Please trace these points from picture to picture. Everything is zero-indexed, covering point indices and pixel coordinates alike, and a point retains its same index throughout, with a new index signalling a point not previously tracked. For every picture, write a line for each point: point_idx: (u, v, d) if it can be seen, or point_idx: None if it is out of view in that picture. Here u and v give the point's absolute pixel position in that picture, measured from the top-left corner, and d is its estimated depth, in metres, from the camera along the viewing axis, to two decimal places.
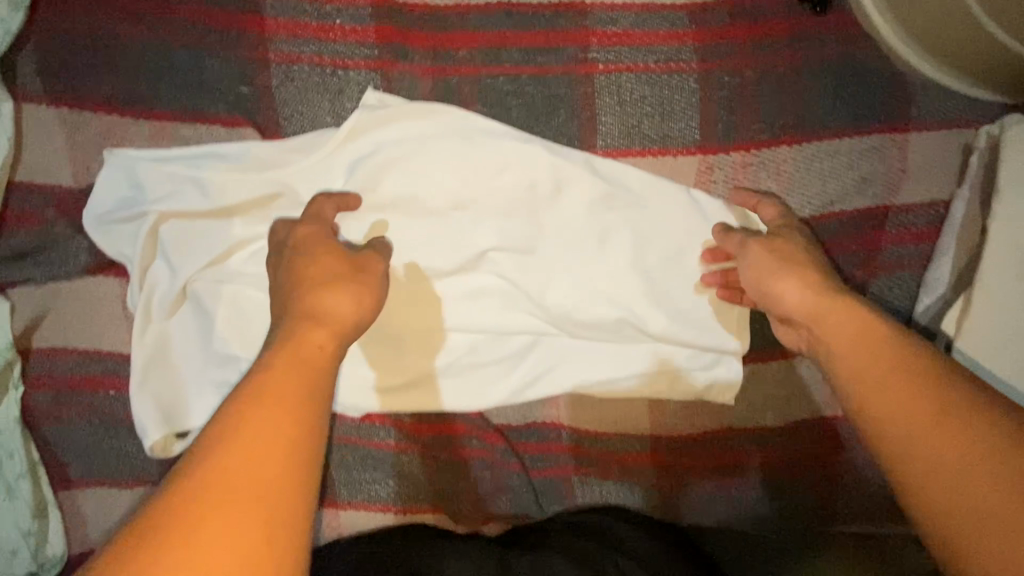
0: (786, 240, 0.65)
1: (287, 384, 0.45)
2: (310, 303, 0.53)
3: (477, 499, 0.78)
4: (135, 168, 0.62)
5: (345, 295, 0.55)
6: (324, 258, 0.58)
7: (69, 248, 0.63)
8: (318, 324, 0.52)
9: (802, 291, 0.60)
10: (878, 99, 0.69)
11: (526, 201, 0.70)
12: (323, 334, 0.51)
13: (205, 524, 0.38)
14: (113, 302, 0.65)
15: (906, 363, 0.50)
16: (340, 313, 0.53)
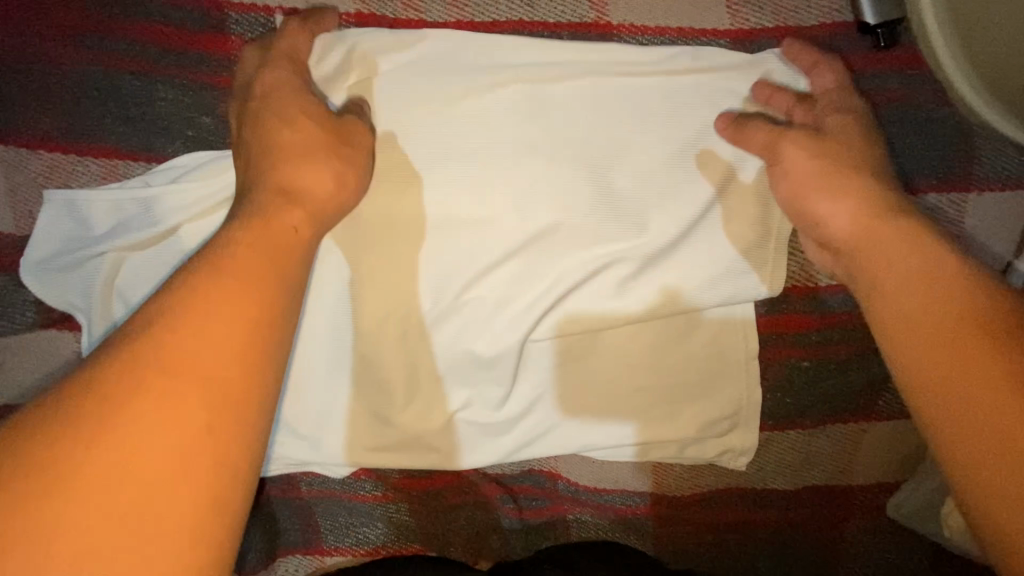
0: (840, 140, 0.54)
1: (251, 265, 0.42)
2: (287, 174, 0.49)
3: (467, 543, 0.77)
4: (82, 207, 0.54)
5: (324, 173, 0.50)
6: (301, 120, 0.51)
7: (17, 300, 0.56)
8: (296, 206, 0.48)
9: (856, 211, 0.52)
10: (937, 153, 0.61)
11: (533, 250, 0.61)
12: (298, 215, 0.48)
13: (135, 414, 0.34)
14: (69, 358, 0.58)
15: (952, 302, 0.44)
16: (315, 193, 0.50)
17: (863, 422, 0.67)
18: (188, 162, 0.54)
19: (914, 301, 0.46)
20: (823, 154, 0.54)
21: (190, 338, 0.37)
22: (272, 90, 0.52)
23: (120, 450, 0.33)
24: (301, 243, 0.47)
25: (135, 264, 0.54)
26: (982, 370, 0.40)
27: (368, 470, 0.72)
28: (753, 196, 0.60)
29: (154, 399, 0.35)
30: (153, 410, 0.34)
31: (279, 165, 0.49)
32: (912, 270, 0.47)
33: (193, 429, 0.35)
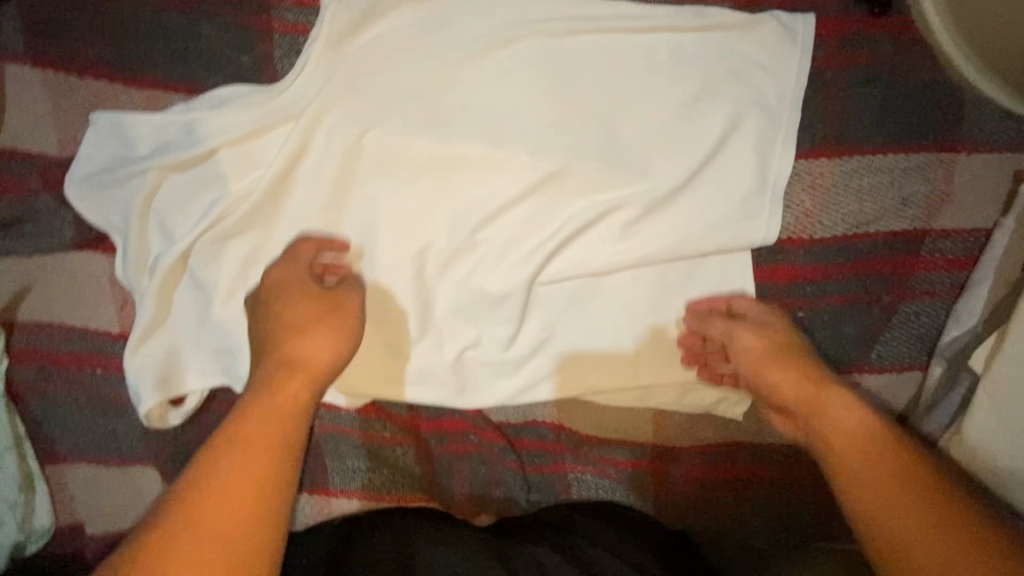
0: (758, 345, 0.64)
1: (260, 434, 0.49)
2: (286, 350, 0.56)
3: (469, 495, 0.78)
4: (127, 127, 0.57)
5: (319, 341, 0.56)
6: (298, 301, 0.58)
7: (54, 220, 0.59)
8: (297, 371, 0.54)
9: (800, 381, 0.61)
10: (929, 113, 0.64)
11: (544, 198, 0.65)
12: (299, 382, 0.54)
13: (207, 501, 0.45)
14: (103, 279, 0.62)
15: (903, 475, 0.52)
16: (315, 366, 0.55)
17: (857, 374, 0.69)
18: (228, 92, 0.59)
19: (847, 420, 0.57)
20: (764, 351, 0.64)
21: (235, 445, 0.48)
22: (277, 286, 0.59)
23: (180, 554, 0.43)
24: (296, 421, 0.52)
25: (176, 184, 0.59)
26: (904, 492, 0.51)
27: (380, 409, 0.75)
28: (752, 151, 0.63)
29: (216, 505, 0.45)
30: (211, 518, 0.45)
31: (286, 342, 0.56)
32: (855, 430, 0.56)
33: (241, 518, 0.45)
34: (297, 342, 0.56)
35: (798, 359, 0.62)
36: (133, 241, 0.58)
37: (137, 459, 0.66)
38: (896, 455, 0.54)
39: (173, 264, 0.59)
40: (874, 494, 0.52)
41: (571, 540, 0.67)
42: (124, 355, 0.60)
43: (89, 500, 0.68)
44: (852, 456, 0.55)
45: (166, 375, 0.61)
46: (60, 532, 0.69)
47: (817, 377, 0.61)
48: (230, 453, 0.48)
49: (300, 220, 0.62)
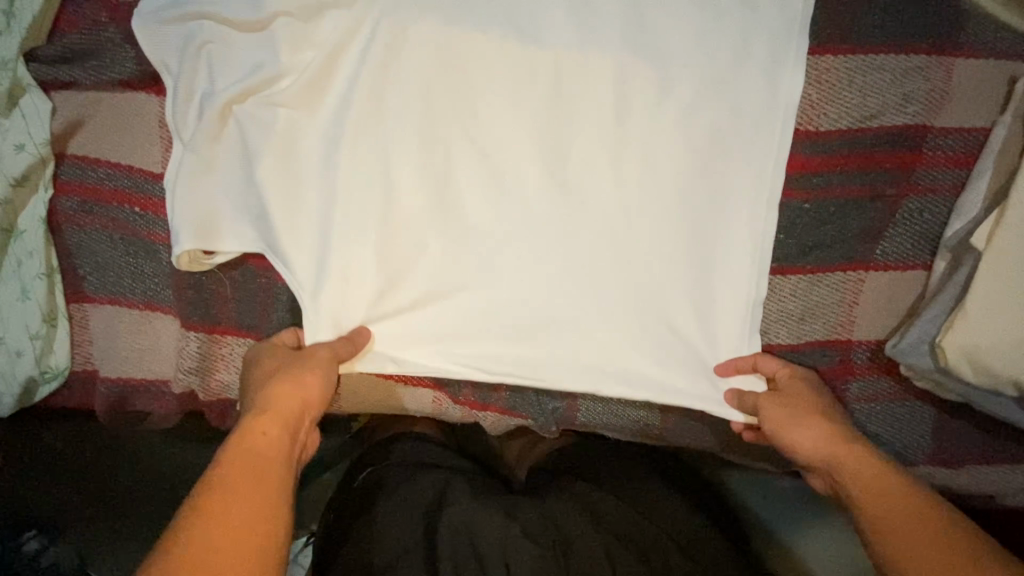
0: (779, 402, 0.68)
1: (256, 472, 0.55)
2: (274, 388, 0.61)
3: (475, 384, 0.78)
4: None
5: (308, 380, 0.62)
6: (287, 354, 0.66)
7: (115, 56, 0.64)
8: (270, 414, 0.59)
9: (824, 437, 0.64)
10: (927, 19, 0.68)
11: (567, 82, 0.68)
12: (271, 424, 0.59)
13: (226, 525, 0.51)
14: (150, 119, 0.66)
15: (923, 519, 0.56)
16: (300, 400, 0.61)
17: (860, 269, 0.72)
18: None
19: (864, 470, 0.61)
20: (784, 417, 0.67)
21: (249, 456, 0.56)
22: (273, 349, 0.66)
23: (212, 552, 0.49)
24: (271, 444, 0.58)
25: (228, 39, 0.64)
26: (908, 522, 0.56)
27: None
28: (763, 48, 0.69)
29: (234, 509, 0.52)
30: (234, 528, 0.51)
31: (274, 390, 0.61)
32: (867, 477, 0.61)
33: (260, 515, 0.53)
34: (285, 388, 0.61)
35: (825, 422, 0.65)
36: (185, 83, 0.63)
37: (160, 304, 0.68)
38: (894, 492, 0.58)
39: (220, 110, 0.64)
40: (902, 549, 0.55)
41: (582, 488, 0.79)
42: (176, 243, 0.63)
43: (107, 345, 0.69)
44: (868, 496, 0.59)
45: (201, 210, 0.65)
46: (75, 377, 0.70)
47: (841, 434, 0.64)
48: (241, 465, 0.55)
49: (341, 81, 0.67)
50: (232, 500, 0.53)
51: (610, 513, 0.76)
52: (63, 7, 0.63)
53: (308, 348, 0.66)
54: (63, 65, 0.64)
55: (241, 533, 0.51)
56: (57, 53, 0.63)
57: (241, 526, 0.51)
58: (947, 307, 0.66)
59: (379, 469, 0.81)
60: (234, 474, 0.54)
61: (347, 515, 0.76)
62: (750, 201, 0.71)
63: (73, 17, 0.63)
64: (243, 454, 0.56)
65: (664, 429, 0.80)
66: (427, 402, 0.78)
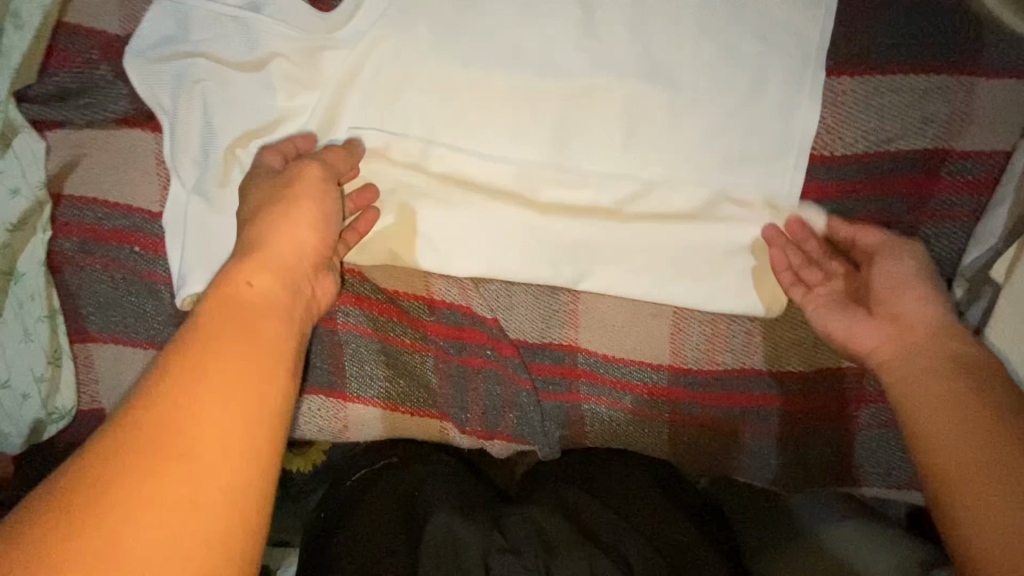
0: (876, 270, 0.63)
1: (234, 341, 0.45)
2: (260, 228, 0.54)
3: (483, 413, 0.78)
4: (187, 14, 0.61)
5: (297, 222, 0.55)
6: (277, 191, 0.58)
7: (109, 93, 0.62)
8: (259, 262, 0.51)
9: (921, 311, 0.60)
10: (947, 39, 0.66)
11: (573, 113, 0.67)
12: (264, 269, 0.51)
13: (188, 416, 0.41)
14: (147, 156, 0.64)
15: (984, 411, 0.52)
16: (292, 241, 0.54)
17: None
18: None
19: (940, 354, 0.57)
20: (897, 275, 0.62)
21: (232, 324, 0.46)
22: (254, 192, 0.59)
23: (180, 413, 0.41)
24: (258, 294, 0.49)
25: (223, 76, 0.62)
26: (967, 449, 0.50)
27: (403, 316, 0.74)
28: (778, 69, 0.66)
29: (198, 409, 0.42)
30: (199, 398, 0.42)
31: (260, 235, 0.54)
32: (938, 359, 0.57)
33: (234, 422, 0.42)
34: (277, 231, 0.54)
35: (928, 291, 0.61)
36: (183, 128, 0.62)
37: (162, 343, 0.68)
38: (962, 379, 0.54)
39: (221, 161, 0.63)
40: (938, 424, 0.53)
41: (572, 496, 0.73)
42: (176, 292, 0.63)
43: (111, 383, 0.69)
44: (935, 414, 0.53)
45: (201, 253, 0.63)
46: (81, 417, 0.70)
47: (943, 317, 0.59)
48: (221, 356, 0.44)
49: (340, 114, 0.65)
50: (200, 395, 0.42)
51: (601, 533, 0.67)
52: (53, 43, 0.61)
53: (298, 173, 0.59)
54: (56, 103, 0.62)
55: (206, 429, 0.41)
56: (50, 91, 0.62)
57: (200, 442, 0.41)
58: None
59: (369, 472, 0.76)
60: (213, 350, 0.44)
61: (335, 515, 0.73)
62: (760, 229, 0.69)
63: (63, 54, 0.62)
64: (226, 307, 0.47)
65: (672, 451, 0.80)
66: (435, 430, 0.79)
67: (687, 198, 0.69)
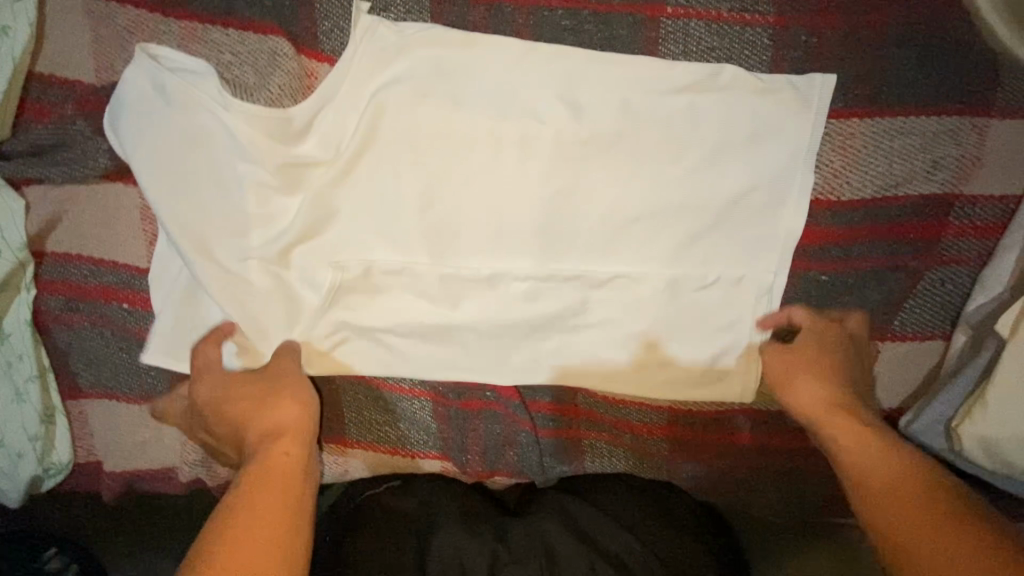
0: (797, 359, 0.65)
1: (271, 484, 0.53)
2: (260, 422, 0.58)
3: (482, 453, 0.78)
4: (157, 72, 0.57)
5: (288, 407, 0.59)
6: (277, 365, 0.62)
7: (88, 148, 0.59)
8: (283, 436, 0.57)
9: (816, 396, 0.63)
10: (961, 79, 0.63)
11: (570, 157, 0.65)
12: (287, 442, 0.56)
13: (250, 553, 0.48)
14: (131, 212, 0.62)
15: (905, 480, 0.54)
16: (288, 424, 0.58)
17: (877, 340, 0.69)
18: (266, 42, 0.59)
19: (853, 434, 0.59)
20: (802, 362, 0.65)
21: (273, 457, 0.55)
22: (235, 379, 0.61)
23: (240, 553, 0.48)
24: (298, 452, 0.56)
25: (201, 135, 0.59)
26: (919, 508, 0.52)
27: None
28: (784, 112, 0.64)
29: (247, 521, 0.50)
30: (256, 536, 0.49)
31: (259, 421, 0.58)
32: (854, 439, 0.59)
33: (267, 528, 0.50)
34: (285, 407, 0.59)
35: (817, 369, 0.64)
36: (160, 202, 0.59)
37: (157, 397, 0.67)
38: (878, 452, 0.57)
39: (200, 260, 0.61)
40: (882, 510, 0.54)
41: (582, 511, 0.72)
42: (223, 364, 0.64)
43: (108, 437, 0.68)
44: (873, 480, 0.56)
45: (182, 349, 0.64)
46: (80, 468, 0.69)
47: (837, 399, 0.62)
48: (262, 482, 0.53)
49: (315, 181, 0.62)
50: (250, 520, 0.50)
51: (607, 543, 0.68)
52: (24, 94, 0.58)
53: (282, 364, 0.63)
54: (34, 159, 0.59)
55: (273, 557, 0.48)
56: (26, 147, 0.59)
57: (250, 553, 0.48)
58: (965, 390, 0.65)
59: (374, 493, 0.73)
60: (256, 486, 0.53)
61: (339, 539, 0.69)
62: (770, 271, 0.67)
63: (38, 107, 0.59)
64: (263, 459, 0.55)
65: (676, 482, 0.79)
66: (431, 470, 0.78)
67: (694, 246, 0.66)
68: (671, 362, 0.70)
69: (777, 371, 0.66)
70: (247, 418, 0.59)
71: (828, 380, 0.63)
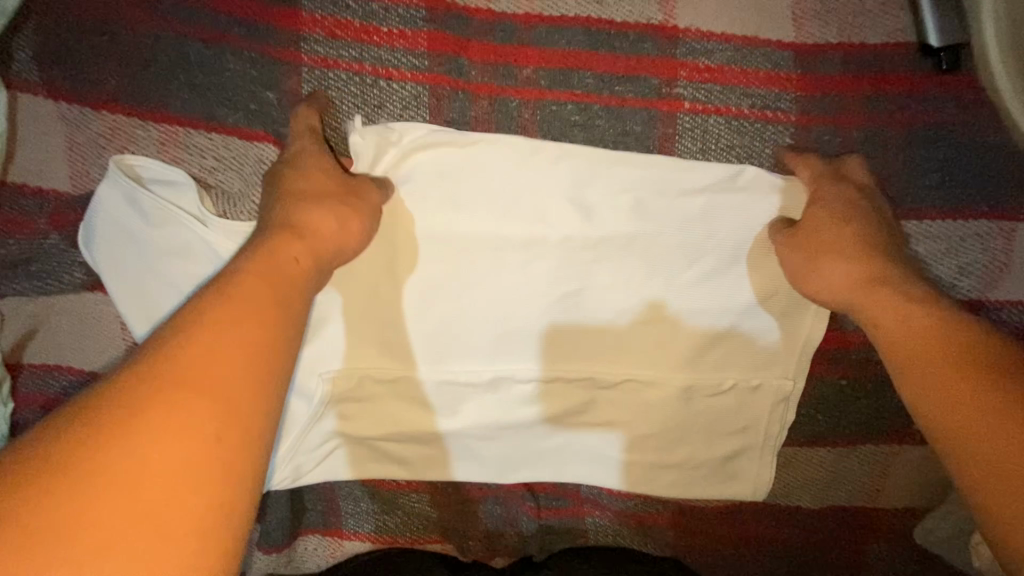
0: (830, 195, 0.57)
1: (246, 312, 0.41)
2: (296, 217, 0.50)
3: (484, 539, 0.76)
4: (122, 192, 0.53)
5: (329, 215, 0.51)
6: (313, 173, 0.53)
7: (66, 260, 0.56)
8: (306, 237, 0.49)
9: (849, 266, 0.55)
10: (989, 180, 0.60)
11: (579, 255, 0.61)
12: (302, 249, 0.48)
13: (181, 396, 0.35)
14: (112, 322, 0.58)
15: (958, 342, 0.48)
16: (325, 230, 0.51)
17: (894, 443, 0.68)
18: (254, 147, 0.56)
19: (904, 304, 0.52)
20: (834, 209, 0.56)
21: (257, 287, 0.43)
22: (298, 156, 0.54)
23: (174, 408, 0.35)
24: (304, 272, 0.47)
25: (177, 252, 0.54)
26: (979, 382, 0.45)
27: None
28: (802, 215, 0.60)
29: (184, 394, 0.35)
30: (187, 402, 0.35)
31: (293, 211, 0.50)
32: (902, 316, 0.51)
33: (205, 430, 0.35)
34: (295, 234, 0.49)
35: (848, 241, 0.55)
36: (144, 327, 0.55)
37: None
38: (931, 331, 0.50)
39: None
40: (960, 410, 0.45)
41: None
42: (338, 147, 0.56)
43: None
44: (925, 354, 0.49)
45: None
46: None
47: (874, 264, 0.54)
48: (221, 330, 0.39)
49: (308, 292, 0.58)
50: (185, 383, 0.36)
51: None
52: None
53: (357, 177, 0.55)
54: (5, 272, 0.56)
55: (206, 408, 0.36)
56: None
57: (189, 421, 0.35)
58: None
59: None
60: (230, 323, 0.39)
61: None
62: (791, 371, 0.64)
63: (9, 219, 0.55)
64: (258, 268, 0.45)
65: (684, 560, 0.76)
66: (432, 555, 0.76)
67: (708, 353, 0.63)
68: (684, 465, 0.68)
69: (807, 233, 0.57)
70: (291, 194, 0.51)
71: (861, 250, 0.55)
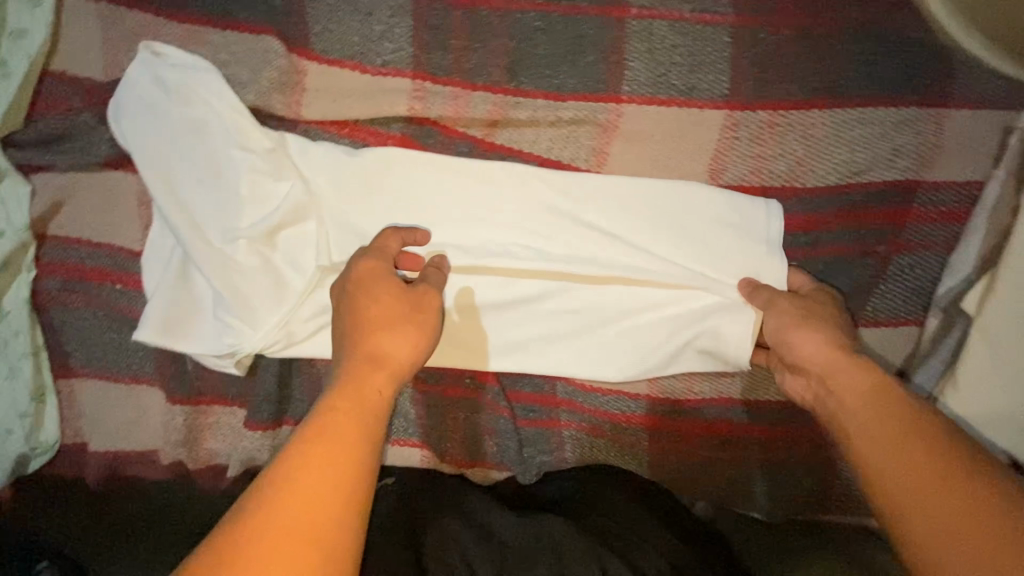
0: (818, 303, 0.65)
1: (347, 412, 0.51)
2: (370, 345, 0.57)
3: (461, 442, 0.78)
4: (144, 72, 0.63)
5: (402, 338, 0.58)
6: (382, 296, 0.60)
7: (93, 137, 0.65)
8: (385, 361, 0.56)
9: (823, 344, 0.61)
10: (917, 72, 0.65)
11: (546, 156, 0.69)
12: (383, 377, 0.55)
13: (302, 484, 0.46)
14: (127, 198, 0.66)
15: (907, 413, 0.54)
16: (400, 347, 0.58)
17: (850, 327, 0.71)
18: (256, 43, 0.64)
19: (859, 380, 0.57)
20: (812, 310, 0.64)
21: (351, 397, 0.53)
22: (364, 276, 0.62)
23: (293, 491, 0.46)
24: (385, 393, 0.54)
25: (189, 124, 0.64)
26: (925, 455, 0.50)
27: None
28: (740, 103, 0.67)
29: (302, 493, 0.46)
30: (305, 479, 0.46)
31: (367, 340, 0.57)
32: (862, 388, 0.57)
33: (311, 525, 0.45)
34: (380, 338, 0.57)
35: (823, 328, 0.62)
36: (161, 191, 0.64)
37: (144, 377, 0.69)
38: (889, 406, 0.55)
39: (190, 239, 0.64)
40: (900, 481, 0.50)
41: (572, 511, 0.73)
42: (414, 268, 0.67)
43: (94, 419, 0.70)
44: (877, 427, 0.54)
45: (176, 328, 0.65)
46: (66, 449, 0.71)
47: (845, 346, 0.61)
48: (309, 465, 0.47)
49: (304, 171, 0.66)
50: (303, 476, 0.47)
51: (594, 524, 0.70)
52: (38, 89, 0.64)
53: (420, 289, 0.62)
54: (44, 147, 0.65)
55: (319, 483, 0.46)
56: (36, 137, 0.64)
57: (303, 517, 0.45)
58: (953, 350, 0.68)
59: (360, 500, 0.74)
60: (328, 420, 0.50)
61: None
62: (736, 247, 0.69)
63: (48, 101, 0.64)
64: (351, 383, 0.54)
65: (658, 465, 0.78)
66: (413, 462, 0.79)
67: (658, 233, 0.70)
68: (644, 348, 0.72)
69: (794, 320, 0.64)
70: (366, 321, 0.58)
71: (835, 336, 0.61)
